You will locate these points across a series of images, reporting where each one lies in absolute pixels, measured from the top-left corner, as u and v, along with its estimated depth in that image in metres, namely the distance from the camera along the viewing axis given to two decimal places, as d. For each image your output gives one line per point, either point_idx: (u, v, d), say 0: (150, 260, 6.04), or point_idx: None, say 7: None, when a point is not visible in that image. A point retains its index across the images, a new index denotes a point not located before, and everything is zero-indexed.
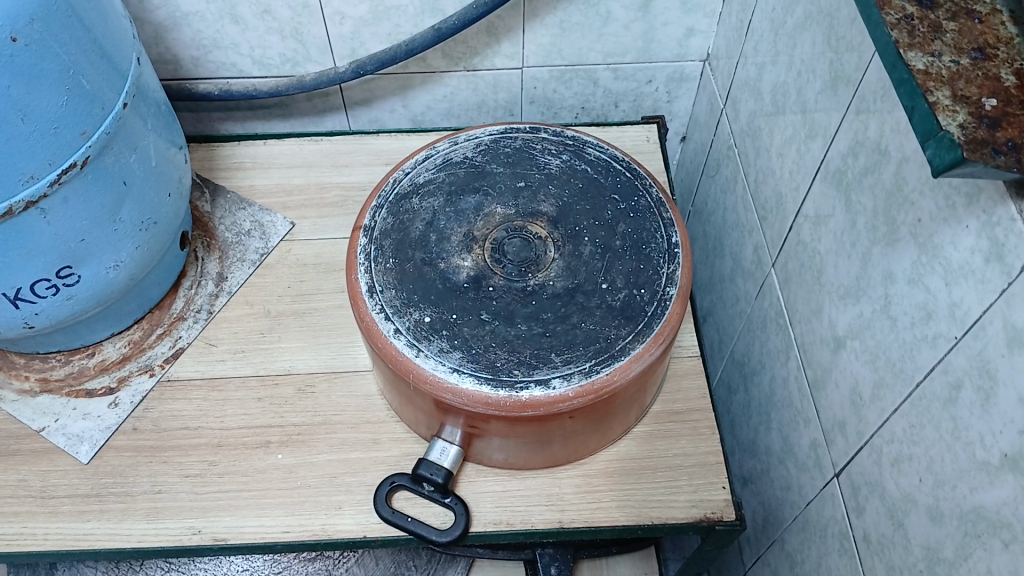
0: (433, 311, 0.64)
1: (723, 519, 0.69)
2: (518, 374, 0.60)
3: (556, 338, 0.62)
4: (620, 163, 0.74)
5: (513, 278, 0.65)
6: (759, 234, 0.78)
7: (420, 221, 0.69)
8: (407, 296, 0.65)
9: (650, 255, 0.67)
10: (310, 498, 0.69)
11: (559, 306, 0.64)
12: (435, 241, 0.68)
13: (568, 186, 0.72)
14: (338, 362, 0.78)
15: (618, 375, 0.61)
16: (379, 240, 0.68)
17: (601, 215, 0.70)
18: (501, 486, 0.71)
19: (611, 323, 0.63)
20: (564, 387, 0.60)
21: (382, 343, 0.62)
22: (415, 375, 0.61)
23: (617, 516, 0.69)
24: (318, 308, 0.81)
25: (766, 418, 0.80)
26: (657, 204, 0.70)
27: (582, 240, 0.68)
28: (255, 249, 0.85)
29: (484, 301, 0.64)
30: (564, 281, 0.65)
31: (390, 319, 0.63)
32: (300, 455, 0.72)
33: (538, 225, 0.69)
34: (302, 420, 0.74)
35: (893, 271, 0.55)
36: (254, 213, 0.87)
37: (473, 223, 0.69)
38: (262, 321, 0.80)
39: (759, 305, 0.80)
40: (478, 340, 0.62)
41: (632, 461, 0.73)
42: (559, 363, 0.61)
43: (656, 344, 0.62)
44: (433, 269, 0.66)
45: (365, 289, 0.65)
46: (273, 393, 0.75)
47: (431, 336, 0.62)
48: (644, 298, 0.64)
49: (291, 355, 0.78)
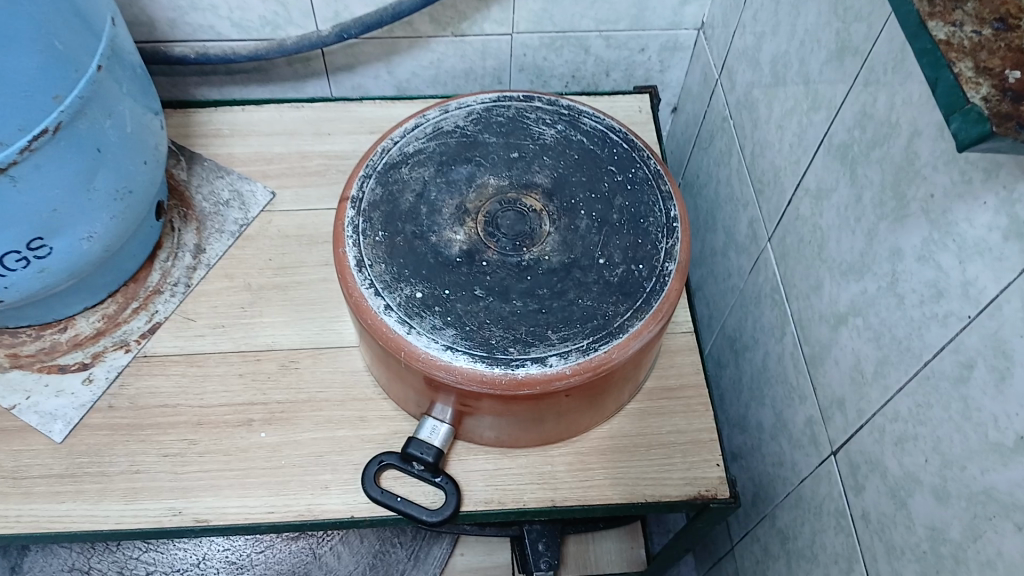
0: (425, 287, 0.62)
1: (717, 496, 0.69)
2: (513, 351, 0.59)
3: (552, 315, 0.61)
4: (617, 133, 0.71)
5: (507, 253, 0.64)
6: (755, 208, 0.77)
7: (411, 192, 0.67)
8: (398, 270, 0.63)
9: (649, 229, 0.65)
10: (295, 477, 0.68)
11: (555, 282, 0.62)
12: (426, 213, 0.66)
13: (563, 157, 0.69)
14: (323, 338, 0.75)
15: (616, 354, 0.60)
16: (367, 212, 0.66)
17: (598, 187, 0.67)
18: (492, 465, 0.69)
19: (609, 299, 0.62)
20: (561, 365, 0.59)
21: (372, 320, 0.60)
22: (408, 353, 0.59)
23: (610, 495, 0.69)
24: (301, 281, 0.78)
25: (758, 394, 0.79)
26: (655, 176, 0.68)
27: (578, 214, 0.66)
28: (234, 220, 0.81)
29: (478, 277, 0.62)
30: (560, 256, 0.64)
31: (381, 295, 0.61)
32: (285, 433, 0.70)
33: (533, 197, 0.67)
34: (286, 397, 0.72)
35: (901, 248, 0.54)
36: (232, 182, 0.84)
37: (466, 195, 0.67)
38: (243, 294, 0.77)
39: (753, 280, 0.78)
40: (472, 317, 0.61)
41: (625, 439, 0.71)
42: (556, 340, 0.60)
43: (655, 321, 0.61)
44: (424, 243, 0.64)
45: (353, 262, 0.63)
46: (255, 369, 0.73)
47: (424, 312, 0.61)
48: (643, 275, 0.63)
49: (273, 330, 0.75)
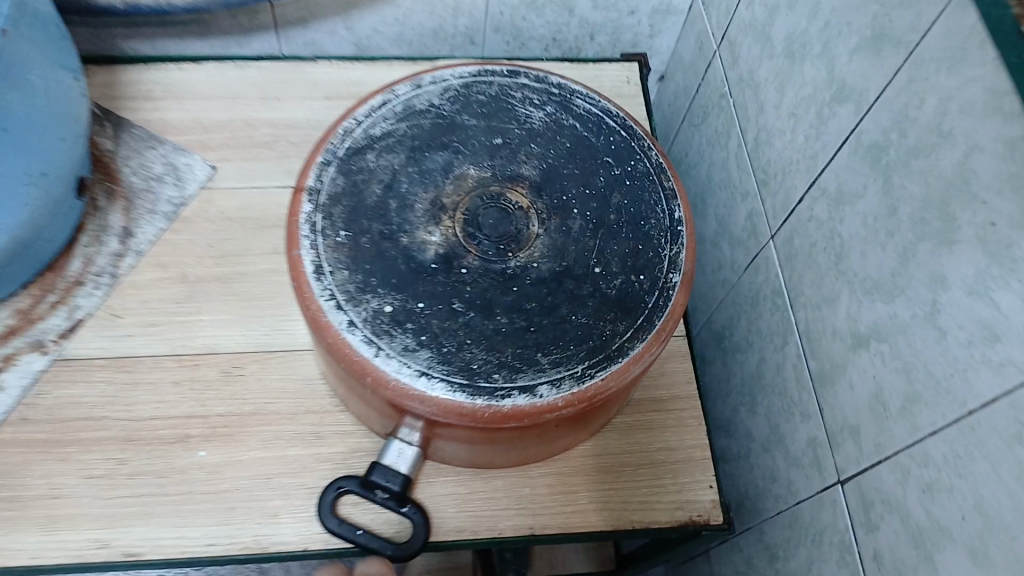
0: (396, 299, 0.53)
1: (710, 522, 0.63)
2: (498, 378, 0.51)
3: (541, 335, 0.53)
4: (613, 119, 0.63)
5: (490, 259, 0.55)
6: (757, 200, 0.70)
7: (377, 183, 0.58)
8: (363, 278, 0.54)
9: (650, 234, 0.57)
10: (240, 503, 0.60)
11: (545, 294, 0.54)
12: (396, 208, 0.57)
13: (553, 146, 0.61)
14: (271, 340, 0.67)
15: (614, 381, 0.52)
16: (327, 206, 0.57)
17: (592, 182, 0.59)
18: (465, 488, 0.62)
19: (606, 316, 0.54)
20: (552, 395, 0.51)
21: (333, 337, 0.52)
22: (375, 378, 0.51)
23: (594, 521, 0.62)
24: (245, 272, 0.69)
25: (748, 400, 0.73)
26: (657, 170, 0.60)
27: (570, 213, 0.58)
28: (169, 199, 0.71)
29: (457, 288, 0.54)
30: (550, 264, 0.56)
31: (344, 309, 0.53)
32: (228, 452, 0.62)
33: (518, 191, 0.58)
34: (229, 409, 0.63)
35: (945, 275, 0.47)
36: (167, 154, 0.73)
37: (442, 188, 0.58)
38: (179, 288, 0.68)
39: (749, 278, 0.72)
40: (451, 337, 0.52)
41: (611, 458, 0.65)
42: (547, 366, 0.52)
43: (658, 342, 0.54)
44: (394, 244, 0.55)
45: (310, 267, 0.54)
46: (193, 375, 0.64)
47: (395, 331, 0.52)
48: (644, 287, 0.55)
49: (215, 331, 0.66)
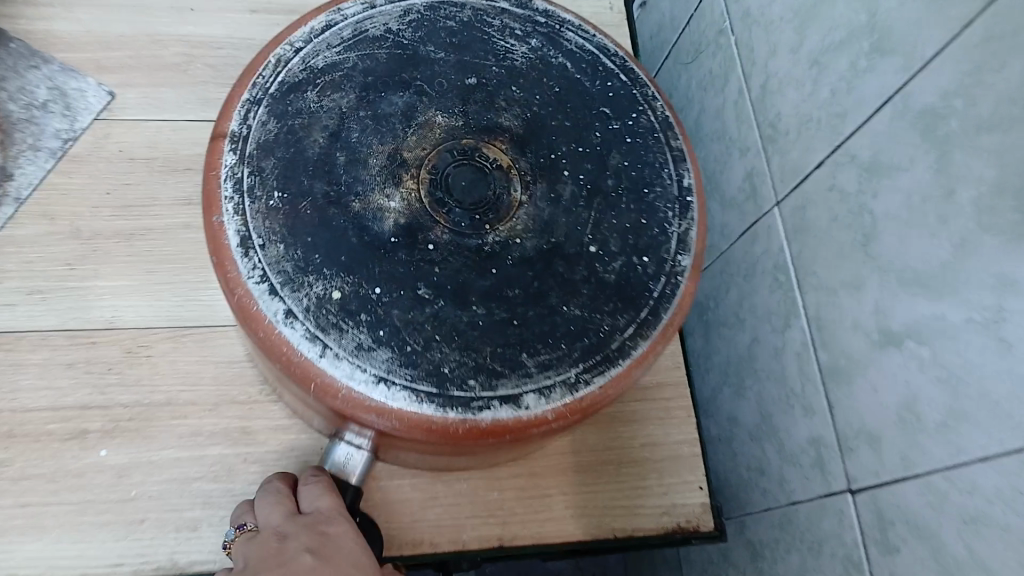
0: (345, 283, 0.43)
1: (700, 529, 0.57)
2: (474, 386, 0.42)
3: (526, 331, 0.43)
4: (611, 58, 0.53)
5: (463, 232, 0.45)
6: (760, 158, 0.61)
7: (320, 131, 0.46)
8: (304, 256, 0.43)
9: (655, 205, 0.48)
10: (152, 515, 0.53)
11: (531, 280, 0.45)
12: (345, 162, 0.46)
13: (539, 89, 0.51)
14: (187, 312, 0.58)
15: (613, 389, 0.43)
16: (257, 158, 0.45)
17: (587, 138, 0.49)
18: (424, 494, 0.54)
19: (604, 306, 0.45)
20: (541, 407, 0.42)
21: (266, 331, 0.41)
22: (320, 385, 0.41)
23: (571, 529, 0.55)
24: (154, 227, 0.60)
25: (737, 384, 0.65)
26: (663, 126, 0.51)
27: (560, 175, 0.48)
28: (55, 131, 0.62)
29: (423, 268, 0.44)
30: (537, 240, 0.46)
31: (280, 295, 0.42)
32: (132, 453, 0.54)
33: (496, 145, 0.48)
34: (137, 398, 0.55)
35: (1015, 278, 0.40)
36: (53, 78, 0.64)
37: (403, 139, 0.47)
38: (72, 247, 0.59)
39: (742, 248, 0.64)
40: (415, 333, 0.42)
41: (590, 455, 0.57)
42: (534, 370, 0.42)
43: (664, 340, 0.45)
44: (343, 211, 0.44)
45: (236, 241, 0.43)
46: (92, 356, 0.56)
47: (344, 324, 0.42)
48: (648, 272, 0.46)
49: (116, 300, 0.58)
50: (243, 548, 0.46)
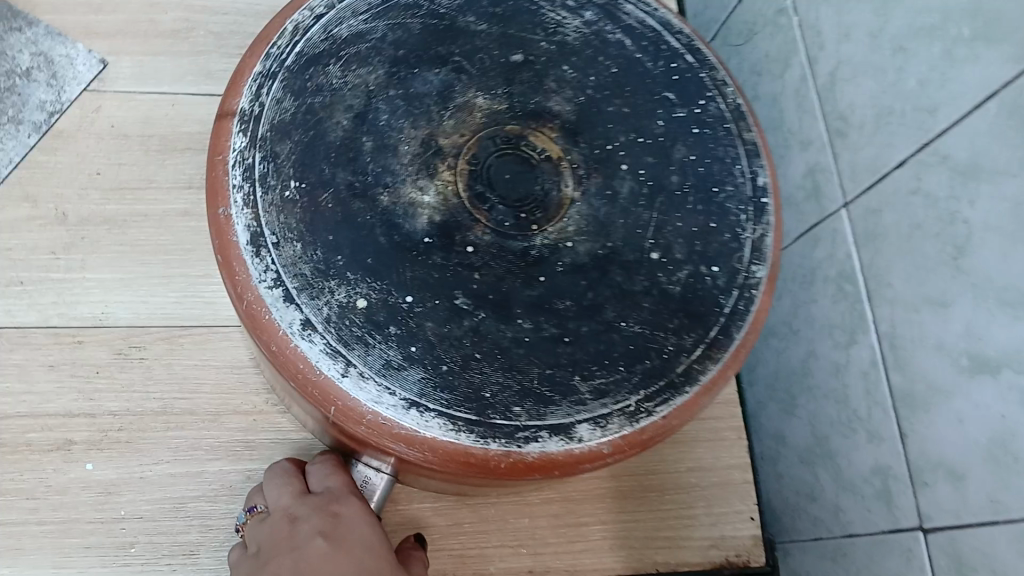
0: (373, 289, 0.37)
1: (749, 564, 0.52)
2: (519, 414, 0.36)
3: (580, 351, 0.38)
4: (676, 36, 0.46)
5: (507, 232, 0.40)
6: (825, 153, 0.55)
7: (344, 113, 0.40)
8: (325, 257, 0.37)
9: (725, 206, 0.42)
10: (144, 537, 0.47)
11: (584, 290, 0.39)
12: (372, 149, 0.40)
13: (594, 70, 0.44)
14: (184, 310, 0.52)
15: (678, 419, 0.38)
16: (271, 142, 0.39)
17: (647, 128, 0.43)
18: (448, 520, 0.49)
19: (668, 323, 0.39)
20: (596, 439, 0.36)
21: (279, 345, 0.36)
22: (341, 409, 0.35)
23: (609, 562, 0.50)
24: (148, 214, 0.54)
25: (787, 400, 0.60)
26: (735, 116, 0.44)
27: (617, 169, 0.42)
28: (40, 102, 0.55)
29: (461, 274, 0.38)
30: (591, 243, 0.40)
31: (296, 303, 0.36)
32: (122, 466, 0.48)
33: (544, 133, 0.43)
34: (126, 406, 0.49)
35: None
36: (37, 41, 0.57)
37: (439, 124, 0.41)
38: (56, 233, 0.52)
39: (800, 252, 0.58)
40: (452, 350, 0.36)
41: (633, 479, 0.52)
42: (589, 396, 0.37)
43: (736, 363, 0.39)
44: (369, 205, 0.39)
45: (246, 239, 0.37)
46: (78, 358, 0.50)
47: (371, 338, 0.36)
48: (717, 284, 0.40)
49: (105, 295, 0.51)
50: (253, 529, 0.42)
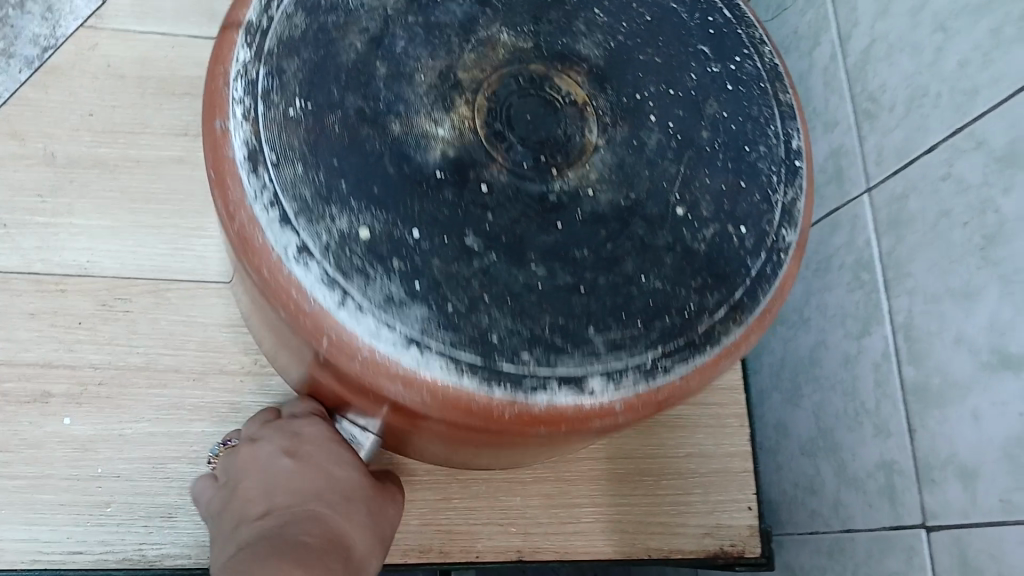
0: (376, 219, 0.34)
1: (745, 555, 0.50)
2: (527, 361, 0.34)
3: (594, 303, 0.35)
4: None
5: (525, 174, 0.36)
6: (851, 134, 0.53)
7: (358, 36, 0.37)
8: (327, 180, 0.34)
9: (757, 166, 0.40)
10: (120, 497, 0.45)
11: (602, 241, 0.36)
12: (388, 76, 0.37)
13: (625, 17, 0.42)
14: (172, 263, 0.50)
15: (695, 380, 0.36)
16: (278, 57, 0.36)
17: (678, 80, 0.41)
18: (438, 494, 0.47)
19: (691, 282, 0.37)
20: (607, 395, 0.35)
21: (273, 268, 0.33)
22: (335, 341, 0.33)
23: (602, 547, 0.48)
24: (139, 160, 0.51)
25: (792, 388, 0.59)
26: (771, 75, 0.42)
27: (645, 119, 0.39)
28: (34, 37, 0.53)
29: (474, 213, 0.35)
30: (612, 193, 0.37)
31: (293, 226, 0.34)
32: (101, 422, 0.46)
33: (569, 76, 0.39)
34: (107, 360, 0.47)
35: None
36: None
37: (460, 54, 0.38)
38: (46, 175, 0.50)
39: (817, 237, 0.56)
40: (459, 290, 0.34)
41: (630, 463, 0.50)
42: (602, 349, 0.35)
43: (759, 327, 0.38)
44: (380, 133, 0.36)
45: (242, 154, 0.35)
46: (62, 307, 0.48)
47: (373, 270, 0.33)
48: (744, 245, 0.38)
49: (93, 243, 0.49)
50: (224, 461, 0.42)
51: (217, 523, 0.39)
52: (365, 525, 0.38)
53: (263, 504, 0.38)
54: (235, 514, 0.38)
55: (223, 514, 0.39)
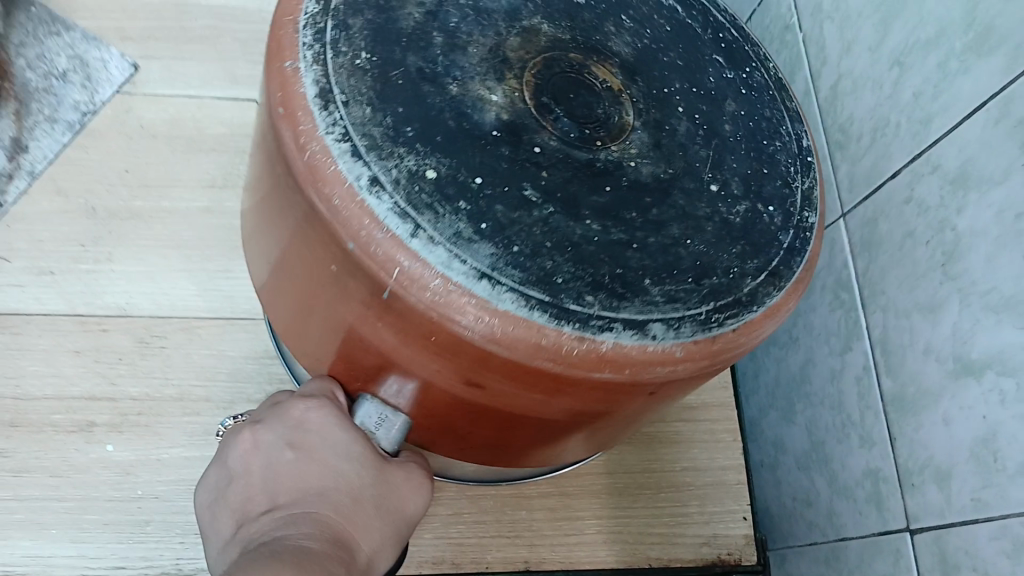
0: (442, 162, 0.32)
1: (741, 563, 0.53)
2: (592, 303, 0.32)
3: (648, 259, 0.34)
4: (720, 13, 0.46)
5: (573, 143, 0.35)
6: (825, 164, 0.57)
7: (415, 6, 0.37)
8: (395, 123, 0.33)
9: (776, 157, 0.40)
10: (157, 516, 0.49)
11: (650, 208, 0.35)
12: (444, 45, 0.36)
13: (650, 25, 0.43)
14: (204, 302, 0.55)
15: (744, 337, 0.35)
16: (343, 14, 0.35)
17: (699, 80, 0.42)
18: (448, 509, 0.50)
19: (733, 247, 0.36)
20: (669, 340, 0.33)
21: (344, 198, 0.31)
22: (405, 272, 0.31)
23: (603, 556, 0.51)
24: (172, 210, 0.57)
25: (786, 406, 0.62)
26: (778, 85, 0.44)
27: (674, 107, 0.39)
28: (74, 103, 0.59)
29: (530, 170, 0.33)
30: (653, 167, 0.36)
31: (364, 160, 0.32)
32: (141, 448, 0.50)
33: (604, 66, 0.39)
34: (144, 391, 0.51)
35: None
36: (74, 47, 0.62)
37: (506, 35, 0.38)
38: (85, 225, 0.55)
39: None
40: (524, 235, 0.32)
41: (628, 477, 0.53)
42: (659, 299, 0.33)
43: (796, 292, 0.37)
44: (436, 91, 0.34)
45: (314, 92, 0.33)
46: (100, 345, 0.52)
47: (441, 207, 0.32)
48: (775, 222, 0.38)
49: (130, 284, 0.54)
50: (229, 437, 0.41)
51: (219, 529, 0.38)
52: (375, 532, 0.38)
53: (266, 502, 0.37)
54: (238, 520, 0.37)
55: (224, 523, 0.38)
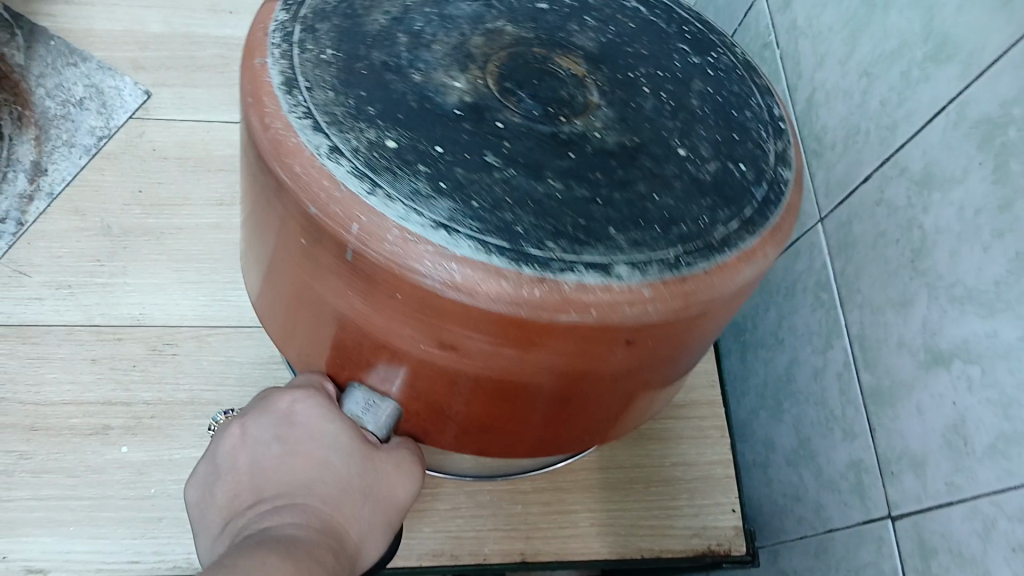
0: (403, 134, 0.35)
1: (731, 553, 0.54)
2: (553, 248, 0.33)
3: (613, 211, 0.34)
4: (686, 12, 0.49)
5: (535, 119, 0.37)
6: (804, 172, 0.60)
7: (382, 15, 0.41)
8: (358, 104, 0.36)
9: (746, 125, 0.41)
10: (169, 513, 0.51)
11: (614, 167, 0.36)
12: (409, 44, 0.39)
13: (613, 23, 0.45)
14: (213, 313, 0.58)
15: (716, 279, 0.35)
16: (312, 20, 0.40)
17: (665, 65, 0.43)
18: (447, 505, 0.53)
19: (699, 200, 0.36)
20: (635, 281, 0.33)
21: (306, 166, 0.34)
22: (364, 227, 0.32)
23: (597, 548, 0.53)
24: (183, 227, 0.60)
25: (774, 406, 0.64)
26: (746, 66, 0.45)
27: (640, 88, 0.41)
28: (90, 128, 0.63)
29: (490, 139, 0.35)
30: (618, 136, 0.38)
31: (326, 132, 0.34)
32: (153, 449, 0.52)
33: (568, 58, 0.42)
34: (156, 396, 0.54)
35: None
36: (90, 78, 0.66)
37: (472, 34, 0.41)
38: (100, 242, 0.58)
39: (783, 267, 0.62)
40: (484, 192, 0.34)
41: (619, 473, 0.56)
42: (623, 244, 0.34)
43: (774, 242, 0.38)
44: (401, 80, 0.37)
45: (279, 80, 0.36)
46: (115, 353, 0.55)
47: (399, 170, 0.34)
48: (746, 178, 0.39)
49: (144, 296, 0.57)
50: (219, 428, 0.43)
51: (202, 521, 0.40)
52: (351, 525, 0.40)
53: (252, 496, 0.39)
54: (224, 512, 0.39)
55: (208, 513, 0.40)
